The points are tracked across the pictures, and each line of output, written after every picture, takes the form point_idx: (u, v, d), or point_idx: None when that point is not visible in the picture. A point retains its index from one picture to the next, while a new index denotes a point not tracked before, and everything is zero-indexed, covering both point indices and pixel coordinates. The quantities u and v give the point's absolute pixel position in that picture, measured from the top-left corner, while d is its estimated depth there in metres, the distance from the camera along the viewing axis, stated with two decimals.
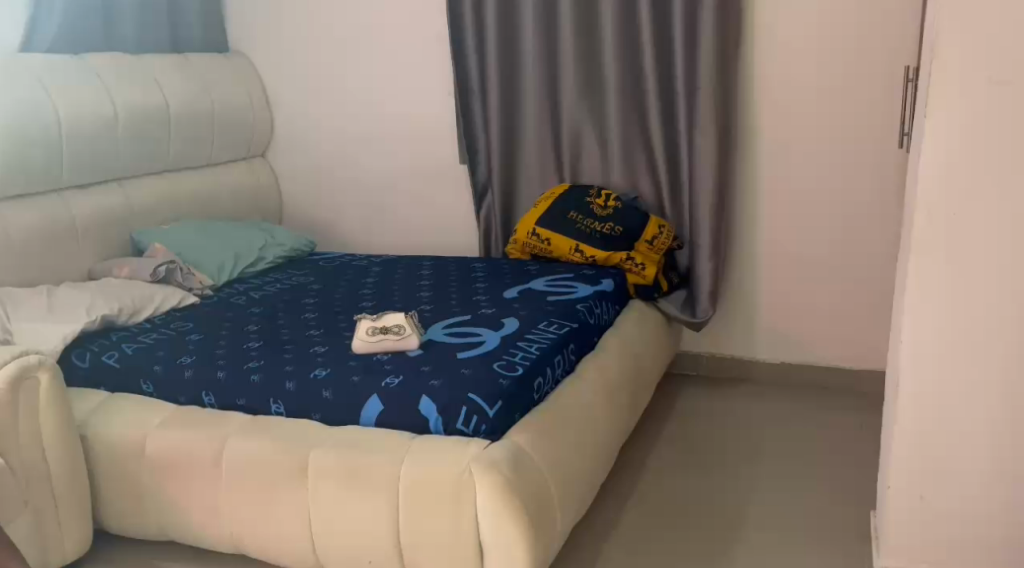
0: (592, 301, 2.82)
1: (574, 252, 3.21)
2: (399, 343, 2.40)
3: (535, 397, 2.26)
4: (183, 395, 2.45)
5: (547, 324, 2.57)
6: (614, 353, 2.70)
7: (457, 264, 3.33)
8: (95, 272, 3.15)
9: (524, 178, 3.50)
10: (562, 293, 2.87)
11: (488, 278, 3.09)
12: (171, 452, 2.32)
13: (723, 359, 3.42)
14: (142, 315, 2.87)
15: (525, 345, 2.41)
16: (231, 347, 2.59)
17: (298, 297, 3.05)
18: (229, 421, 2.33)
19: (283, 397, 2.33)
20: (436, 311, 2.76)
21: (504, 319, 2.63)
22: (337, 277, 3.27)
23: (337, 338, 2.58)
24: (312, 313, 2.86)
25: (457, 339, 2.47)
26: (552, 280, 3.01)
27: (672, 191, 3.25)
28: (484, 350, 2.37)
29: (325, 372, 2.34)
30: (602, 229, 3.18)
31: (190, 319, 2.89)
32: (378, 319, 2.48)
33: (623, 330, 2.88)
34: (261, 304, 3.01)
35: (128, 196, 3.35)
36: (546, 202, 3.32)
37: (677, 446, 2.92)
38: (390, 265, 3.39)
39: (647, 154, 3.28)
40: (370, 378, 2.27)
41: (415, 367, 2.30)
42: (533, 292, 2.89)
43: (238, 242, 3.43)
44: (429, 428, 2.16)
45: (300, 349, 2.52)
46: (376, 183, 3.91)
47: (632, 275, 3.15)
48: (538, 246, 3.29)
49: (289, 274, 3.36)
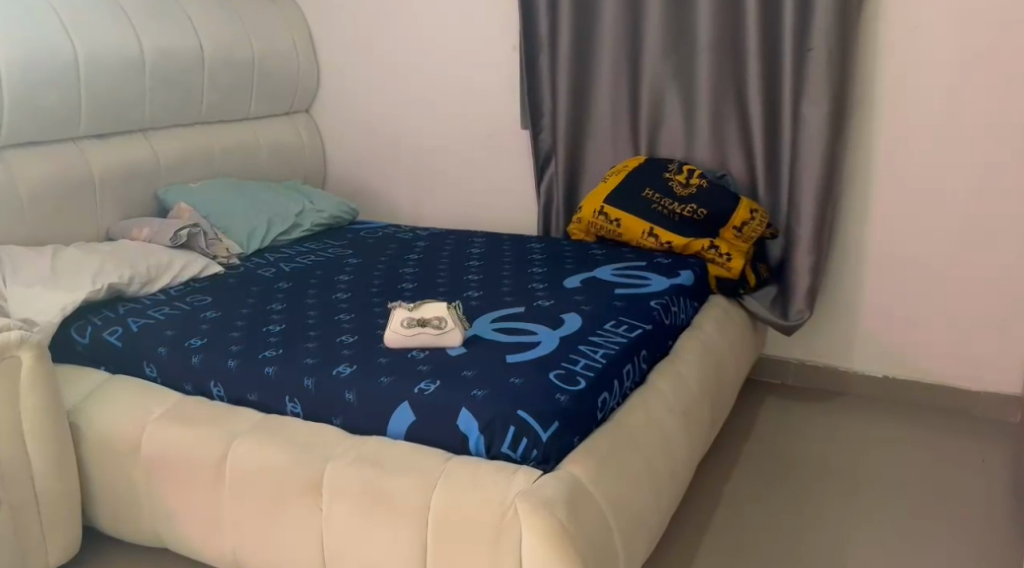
0: (669, 296, 2.41)
1: (648, 237, 2.79)
2: (438, 339, 2.03)
3: (597, 416, 1.87)
4: (189, 384, 2.12)
5: (616, 323, 2.17)
6: (691, 360, 2.30)
7: (512, 243, 2.94)
8: (114, 232, 2.85)
9: (594, 148, 3.09)
10: (633, 284, 2.47)
11: (547, 262, 2.69)
12: (170, 452, 1.99)
13: (813, 368, 2.99)
14: (157, 285, 2.55)
15: (589, 350, 2.00)
16: (247, 331, 2.25)
17: (332, 273, 2.70)
18: (237, 420, 1.99)
19: (299, 396, 1.97)
20: (485, 301, 2.37)
21: (564, 314, 2.23)
22: (377, 251, 2.91)
23: (370, 327, 2.22)
24: (345, 293, 2.51)
25: (508, 337, 2.09)
26: (621, 268, 2.61)
27: (768, 172, 2.80)
28: (538, 353, 1.98)
29: (349, 369, 1.98)
30: (681, 212, 2.76)
31: (209, 293, 2.55)
32: (415, 308, 2.10)
33: (701, 332, 2.47)
34: (288, 279, 2.66)
35: (154, 149, 3.02)
36: (618, 177, 2.90)
37: (759, 474, 2.51)
38: (437, 240, 3.01)
39: (740, 129, 2.83)
40: (402, 382, 1.90)
41: (456, 370, 1.92)
42: (599, 282, 2.49)
43: (271, 205, 3.09)
44: (468, 448, 1.79)
45: (324, 338, 2.16)
46: (429, 147, 3.52)
47: (715, 267, 2.72)
48: (606, 227, 2.87)
49: (325, 244, 3.01)
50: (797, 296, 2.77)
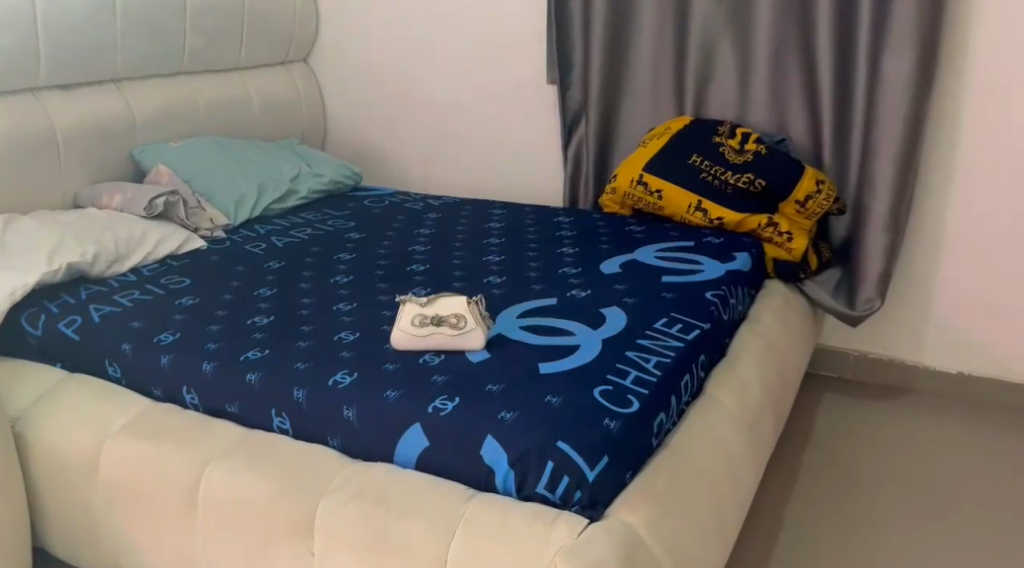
0: (726, 285, 2.04)
1: (694, 211, 2.42)
2: (456, 341, 1.68)
3: (652, 444, 1.52)
4: (158, 389, 1.78)
5: (668, 321, 1.81)
6: (752, 363, 1.95)
7: (536, 216, 2.57)
8: (83, 199, 2.48)
9: (631, 107, 2.71)
10: (682, 270, 2.10)
11: (579, 241, 2.33)
12: (133, 475, 1.65)
13: (876, 362, 2.65)
14: (127, 264, 2.19)
15: (639, 358, 1.65)
16: (228, 323, 1.90)
17: (331, 250, 2.33)
18: (212, 437, 1.64)
19: (288, 409, 1.63)
20: (510, 291, 2.02)
21: (604, 308, 1.88)
22: (382, 224, 2.54)
23: (374, 323, 1.87)
24: (345, 277, 2.16)
25: (540, 338, 1.74)
26: (666, 250, 2.24)
27: (835, 139, 2.43)
28: (577, 362, 1.63)
29: (348, 379, 1.63)
30: (735, 183, 2.39)
31: (187, 275, 2.19)
32: (429, 302, 1.73)
33: (760, 326, 2.11)
34: (280, 257, 2.30)
35: (129, 102, 2.63)
36: (660, 142, 2.52)
37: (823, 493, 2.18)
38: (451, 211, 2.64)
39: (805, 88, 2.46)
40: (413, 398, 1.55)
41: (479, 384, 1.57)
42: (641, 267, 2.12)
43: (263, 168, 2.71)
44: (495, 485, 1.44)
45: (319, 337, 1.80)
46: (442, 103, 3.13)
47: (772, 247, 2.37)
48: (644, 200, 2.50)
49: (324, 214, 2.64)
50: (866, 282, 2.43)
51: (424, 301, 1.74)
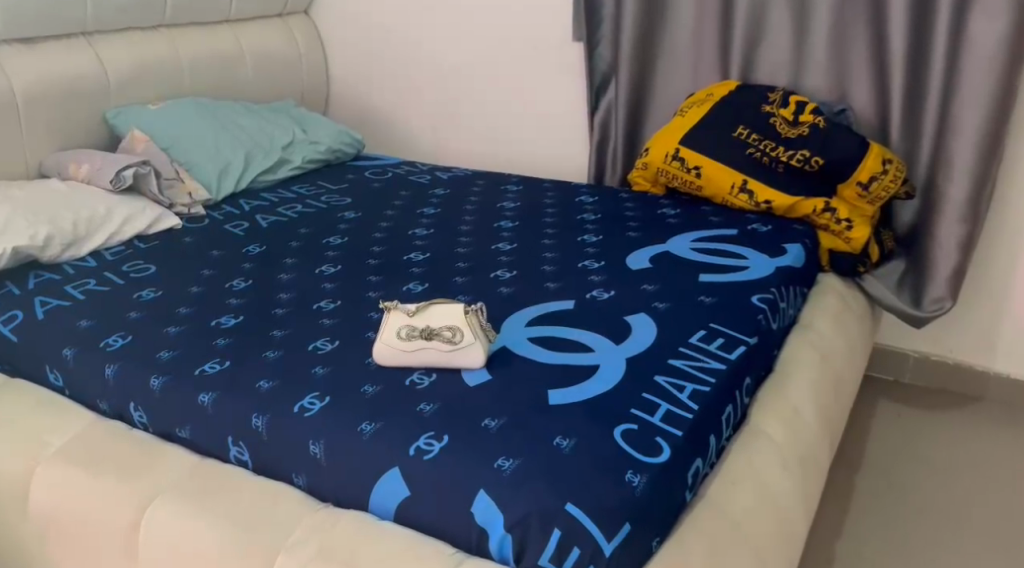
0: (777, 286, 1.72)
1: (739, 193, 2.10)
2: (449, 358, 1.40)
3: (686, 498, 1.23)
4: (104, 403, 1.51)
5: (707, 335, 1.51)
6: (805, 382, 1.64)
7: (556, 195, 2.26)
8: (48, 166, 2.20)
9: (668, 70, 2.38)
10: (724, 267, 1.78)
11: (605, 227, 2.02)
12: (61, 510, 1.38)
13: (940, 366, 2.33)
14: (87, 247, 1.93)
15: (671, 386, 1.35)
16: (189, 325, 1.62)
17: (321, 231, 2.05)
18: (157, 466, 1.37)
19: (247, 438, 1.36)
20: (520, 289, 1.72)
21: (630, 317, 1.58)
22: (380, 201, 2.24)
23: (357, 328, 1.58)
24: (333, 264, 1.87)
25: (553, 354, 1.45)
26: (704, 240, 1.93)
27: (907, 110, 2.09)
28: (596, 391, 1.34)
29: (319, 405, 1.35)
30: (787, 161, 2.06)
31: (153, 261, 1.91)
32: (418, 310, 1.44)
33: (812, 334, 1.81)
34: (261, 239, 2.02)
35: (101, 58, 2.34)
36: (700, 111, 2.20)
37: (882, 526, 1.88)
38: (461, 187, 2.34)
39: (872, 51, 2.11)
40: (392, 434, 1.27)
41: (474, 417, 1.29)
42: (675, 262, 1.81)
43: (252, 136, 2.42)
44: (489, 551, 1.15)
45: (291, 346, 1.53)
46: (455, 63, 2.81)
47: (828, 236, 2.05)
48: (680, 177, 2.18)
49: (319, 188, 2.35)
50: (937, 278, 2.11)
51: (412, 308, 1.45)
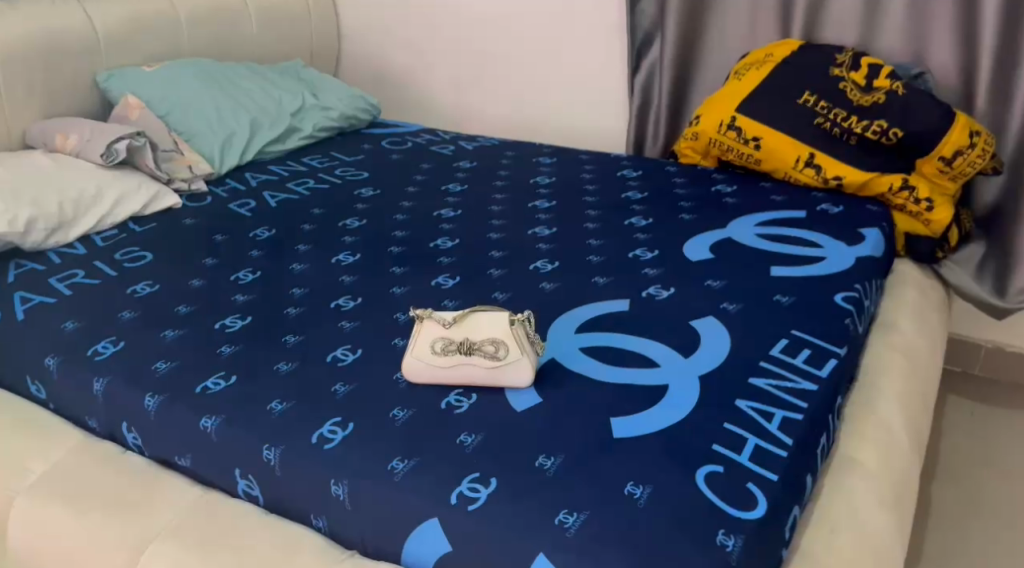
0: (860, 281, 1.52)
1: (804, 167, 1.87)
2: (492, 376, 1.20)
3: (780, 556, 1.04)
4: (93, 420, 1.32)
5: (789, 345, 1.31)
6: (894, 395, 1.44)
7: (597, 168, 2.03)
8: (33, 137, 1.97)
9: (720, 28, 2.13)
10: (797, 258, 1.58)
11: (655, 208, 1.80)
12: (43, 549, 1.19)
13: (1014, 357, 2.13)
14: (75, 231, 1.71)
15: (757, 414, 1.15)
16: (189, 327, 1.42)
17: (337, 212, 1.83)
18: (153, 500, 1.18)
19: (257, 472, 1.16)
20: (565, 285, 1.50)
21: (697, 322, 1.37)
22: (401, 176, 2.02)
23: (382, 334, 1.38)
24: (352, 252, 1.66)
25: (613, 370, 1.25)
26: (769, 225, 1.71)
27: (997, 77, 1.85)
28: (667, 421, 1.14)
29: (342, 434, 1.15)
30: (861, 134, 1.82)
31: (148, 248, 1.70)
32: (457, 319, 1.24)
33: (895, 335, 1.60)
34: (269, 221, 1.80)
35: (90, 15, 2.10)
36: (760, 74, 1.95)
37: (961, 545, 1.69)
38: (489, 159, 2.11)
39: (959, 7, 1.86)
40: (429, 474, 1.07)
41: (527, 454, 1.09)
42: (740, 251, 1.60)
43: (258, 101, 2.19)
44: None
45: (307, 356, 1.32)
46: (479, 17, 2.55)
47: (905, 217, 1.83)
48: (736, 148, 1.94)
49: (333, 159, 2.13)
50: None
51: (449, 318, 1.25)
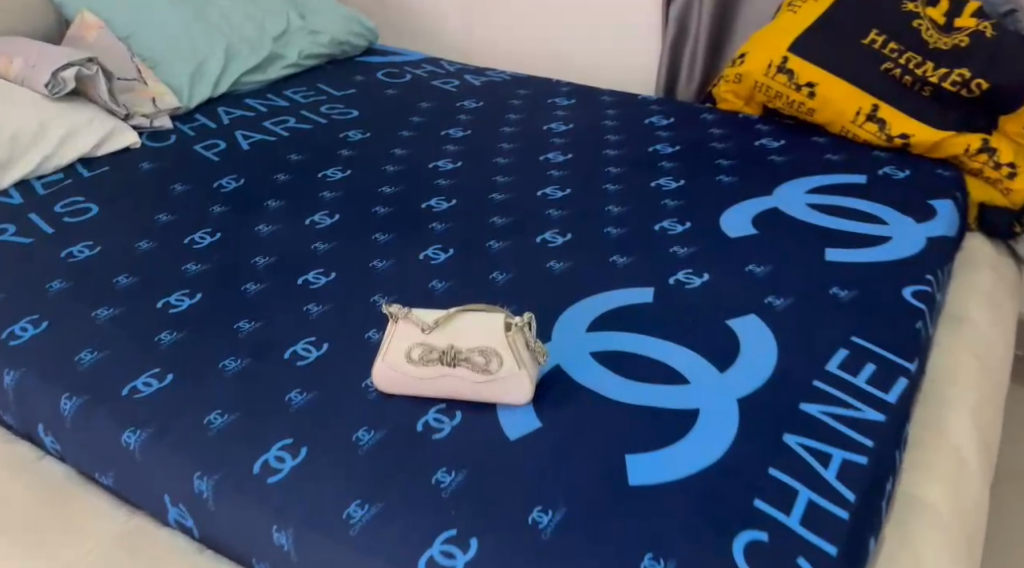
0: (933, 271, 1.27)
1: (865, 121, 1.58)
2: (483, 392, 0.97)
3: None
4: (7, 416, 1.10)
5: (849, 358, 1.07)
6: (967, 410, 1.19)
7: (621, 113, 1.76)
8: None
9: None
10: (857, 238, 1.32)
11: (689, 167, 1.53)
12: None
13: None
14: (9, 179, 1.48)
15: (809, 457, 0.93)
16: (127, 305, 1.19)
17: (318, 159, 1.58)
18: (64, 525, 0.97)
19: (189, 503, 0.94)
20: (579, 265, 1.25)
21: (736, 323, 1.12)
22: (396, 116, 1.76)
23: (354, 321, 1.14)
24: (330, 212, 1.41)
25: (631, 387, 1.01)
26: (823, 192, 1.45)
27: None
28: (696, 466, 0.91)
29: (293, 462, 0.93)
30: (936, 84, 1.55)
31: (94, 198, 1.46)
32: (439, 324, 1.00)
33: (967, 329, 1.34)
34: (239, 168, 1.55)
35: None
36: (819, 8, 1.66)
37: None
38: (497, 99, 1.84)
39: None
40: (397, 529, 0.86)
41: (519, 508, 0.87)
42: (788, 228, 1.34)
43: (236, 24, 1.91)
44: None
45: (262, 350, 1.09)
46: None
47: (980, 185, 1.55)
48: (785, 95, 1.65)
49: (319, 94, 1.87)
50: None
51: (430, 319, 1.00)
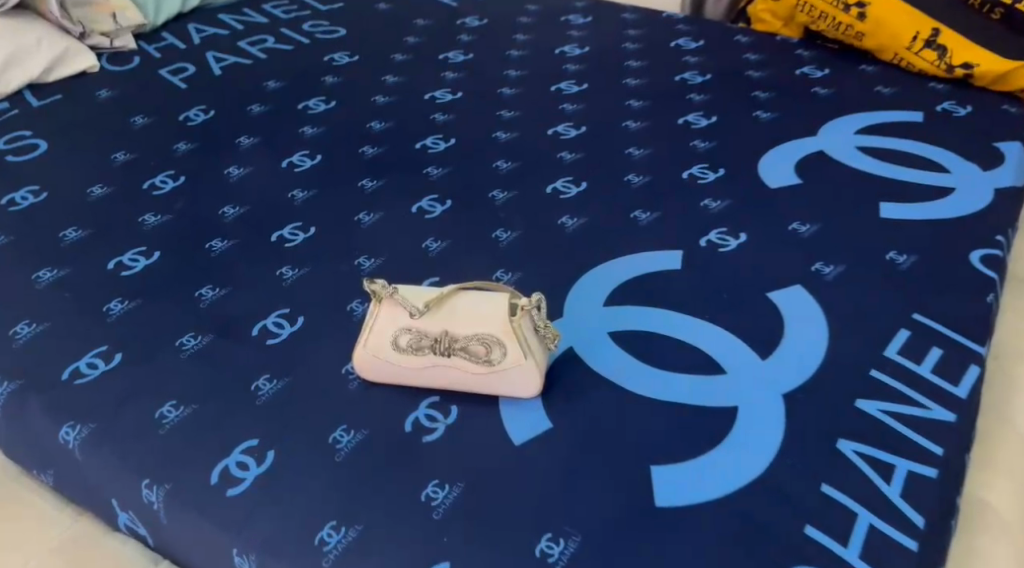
0: (1006, 229, 1.09)
1: (921, 48, 1.39)
2: (483, 385, 0.83)
3: None
4: None
5: (912, 342, 0.91)
6: None
7: (643, 36, 1.56)
8: None
9: None
10: (916, 190, 1.15)
11: (721, 101, 1.34)
12: None
13: None
14: None
15: (870, 470, 0.78)
16: (74, 265, 1.03)
17: (299, 88, 1.39)
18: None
19: (138, 514, 0.80)
20: (595, 220, 1.09)
21: (778, 296, 0.96)
22: (389, 36, 1.56)
23: (334, 289, 0.98)
24: (310, 152, 1.23)
25: (656, 377, 0.86)
26: (874, 133, 1.27)
27: None
28: (738, 482, 0.76)
29: (257, 469, 0.79)
30: (1009, 6, 1.36)
31: (43, 132, 1.28)
32: (429, 308, 0.82)
33: None
34: (210, 98, 1.37)
35: None
36: None
37: None
38: (503, 17, 1.63)
39: None
40: (378, 560, 0.72)
41: (524, 536, 0.73)
42: (836, 178, 1.17)
43: None
44: None
45: (227, 325, 0.94)
46: None
47: None
48: (830, 15, 1.45)
49: (303, 9, 1.66)
50: None
51: (419, 302, 0.83)
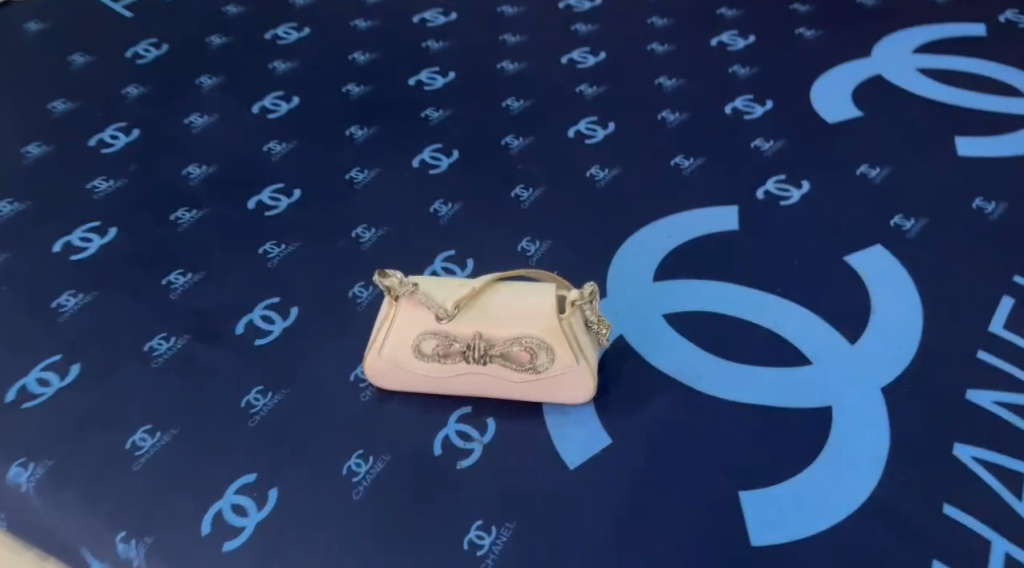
0: None
1: None
2: (527, 394, 0.68)
3: None
4: None
5: (1019, 312, 0.77)
6: None
7: None
8: None
9: None
10: (995, 117, 0.99)
11: (758, 15, 1.16)
12: None
13: None
14: None
15: (992, 482, 0.66)
16: (12, 250, 0.86)
17: (265, 12, 1.18)
18: None
19: None
20: (629, 170, 0.92)
21: (856, 261, 0.82)
22: None
23: (329, 270, 0.82)
24: (285, 93, 1.05)
25: (728, 372, 0.73)
26: (935, 49, 1.10)
27: None
28: (847, 510, 0.64)
29: (259, 514, 0.65)
30: None
31: None
32: (460, 309, 0.66)
33: None
34: (160, 28, 1.16)
35: None
36: None
37: None
38: None
39: None
40: None
41: None
42: (900, 107, 1.01)
43: None
44: None
45: (204, 321, 0.78)
46: None
47: None
48: None
49: None
50: None
51: (447, 302, 0.67)
